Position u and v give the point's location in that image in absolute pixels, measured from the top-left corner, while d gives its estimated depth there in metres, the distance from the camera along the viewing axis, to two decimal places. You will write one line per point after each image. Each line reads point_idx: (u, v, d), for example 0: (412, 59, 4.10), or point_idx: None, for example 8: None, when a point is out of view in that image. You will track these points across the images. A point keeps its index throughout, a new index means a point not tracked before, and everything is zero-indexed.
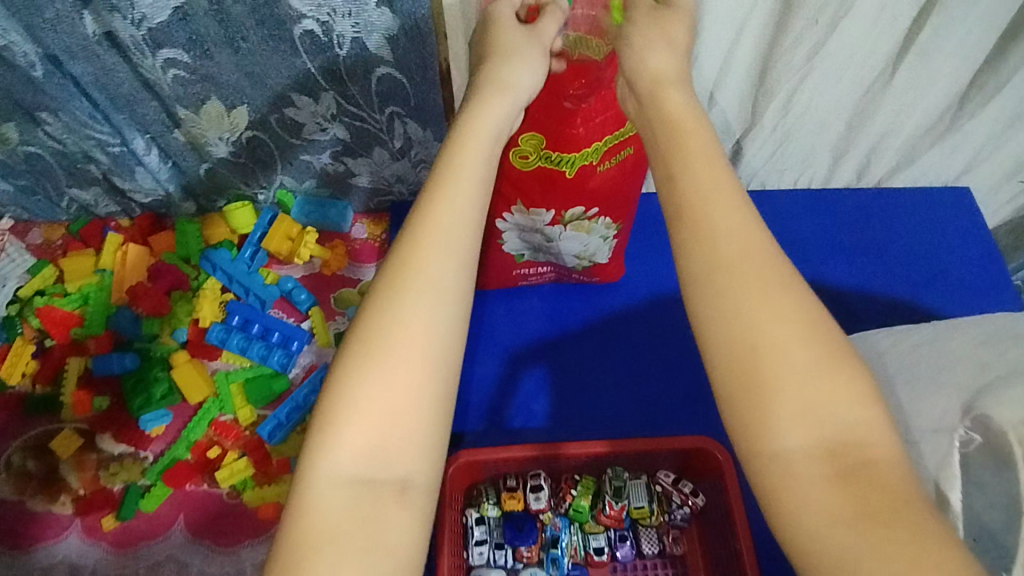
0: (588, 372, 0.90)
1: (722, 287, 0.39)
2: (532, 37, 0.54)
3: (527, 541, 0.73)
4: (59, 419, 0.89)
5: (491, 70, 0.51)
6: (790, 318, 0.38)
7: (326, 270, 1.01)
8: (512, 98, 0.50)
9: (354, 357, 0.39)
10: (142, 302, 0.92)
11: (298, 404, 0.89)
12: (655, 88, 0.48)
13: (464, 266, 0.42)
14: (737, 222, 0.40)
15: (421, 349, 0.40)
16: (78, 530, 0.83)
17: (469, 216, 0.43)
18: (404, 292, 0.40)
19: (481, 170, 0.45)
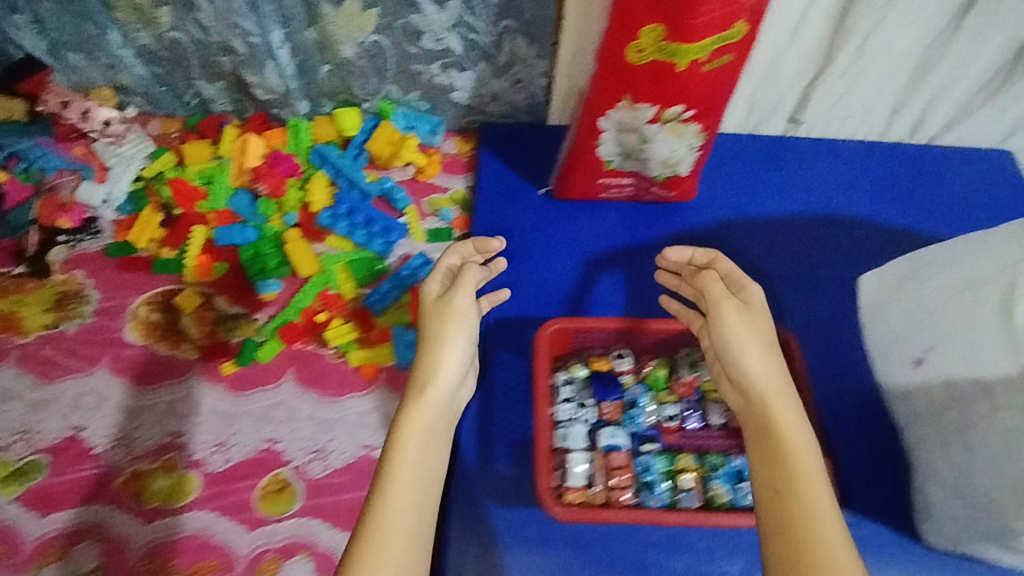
0: (659, 279, 0.99)
1: (791, 499, 0.55)
2: (451, 311, 0.72)
3: (610, 397, 0.83)
4: (181, 282, 0.99)
5: (425, 368, 0.67)
6: (823, 525, 0.53)
7: (420, 177, 1.11)
8: (438, 396, 0.66)
9: (365, 542, 0.55)
10: (261, 180, 1.03)
11: (398, 283, 0.99)
12: (761, 396, 0.63)
13: (422, 496, 0.59)
14: (797, 459, 0.58)
15: (402, 540, 0.56)
16: (198, 373, 0.93)
17: (426, 455, 0.62)
18: (389, 510, 0.57)
19: (433, 418, 0.64)
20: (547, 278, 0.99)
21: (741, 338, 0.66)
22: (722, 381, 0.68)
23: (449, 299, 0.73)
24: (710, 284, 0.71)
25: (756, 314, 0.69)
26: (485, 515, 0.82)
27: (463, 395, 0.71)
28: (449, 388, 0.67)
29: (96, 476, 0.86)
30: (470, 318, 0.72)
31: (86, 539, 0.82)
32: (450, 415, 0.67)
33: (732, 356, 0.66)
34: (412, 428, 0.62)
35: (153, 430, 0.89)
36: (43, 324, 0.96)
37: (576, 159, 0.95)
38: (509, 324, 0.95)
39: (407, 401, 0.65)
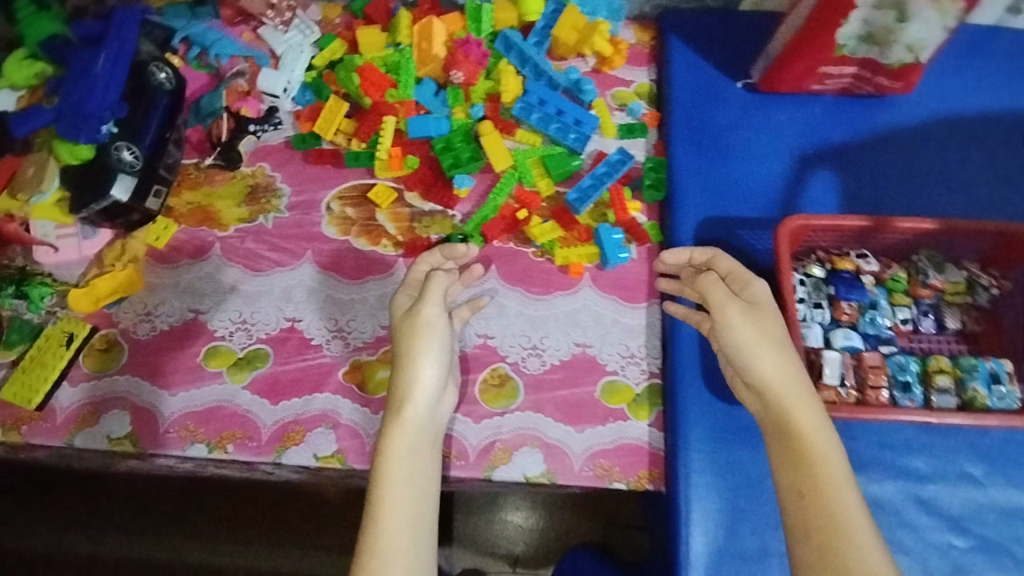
0: (876, 180, 0.93)
1: (813, 502, 0.63)
2: (415, 329, 0.78)
3: (851, 297, 0.79)
4: (373, 176, 0.96)
5: (399, 388, 0.76)
6: (851, 526, 0.61)
7: (605, 68, 1.03)
8: (419, 414, 0.74)
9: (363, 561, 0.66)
10: (457, 66, 0.96)
11: (597, 180, 0.93)
12: (778, 399, 0.68)
13: (415, 512, 0.69)
14: (809, 468, 0.65)
15: (404, 545, 0.67)
16: (404, 268, 0.92)
17: (413, 471, 0.71)
18: (382, 530, 0.67)
19: (414, 436, 0.73)
20: (754, 176, 0.93)
21: (748, 343, 0.70)
22: (739, 385, 0.74)
23: (416, 314, 0.78)
24: (713, 288, 0.75)
25: (749, 319, 0.72)
26: (716, 413, 0.82)
27: (448, 404, 0.79)
28: (426, 408, 0.75)
29: (319, 367, 0.86)
30: (438, 329, 0.78)
31: (320, 426, 0.83)
32: (433, 429, 0.75)
33: (747, 368, 0.71)
34: (392, 451, 0.71)
35: (368, 324, 0.89)
36: (238, 217, 0.95)
37: (798, 47, 0.89)
38: (719, 224, 0.91)
39: (389, 424, 0.74)
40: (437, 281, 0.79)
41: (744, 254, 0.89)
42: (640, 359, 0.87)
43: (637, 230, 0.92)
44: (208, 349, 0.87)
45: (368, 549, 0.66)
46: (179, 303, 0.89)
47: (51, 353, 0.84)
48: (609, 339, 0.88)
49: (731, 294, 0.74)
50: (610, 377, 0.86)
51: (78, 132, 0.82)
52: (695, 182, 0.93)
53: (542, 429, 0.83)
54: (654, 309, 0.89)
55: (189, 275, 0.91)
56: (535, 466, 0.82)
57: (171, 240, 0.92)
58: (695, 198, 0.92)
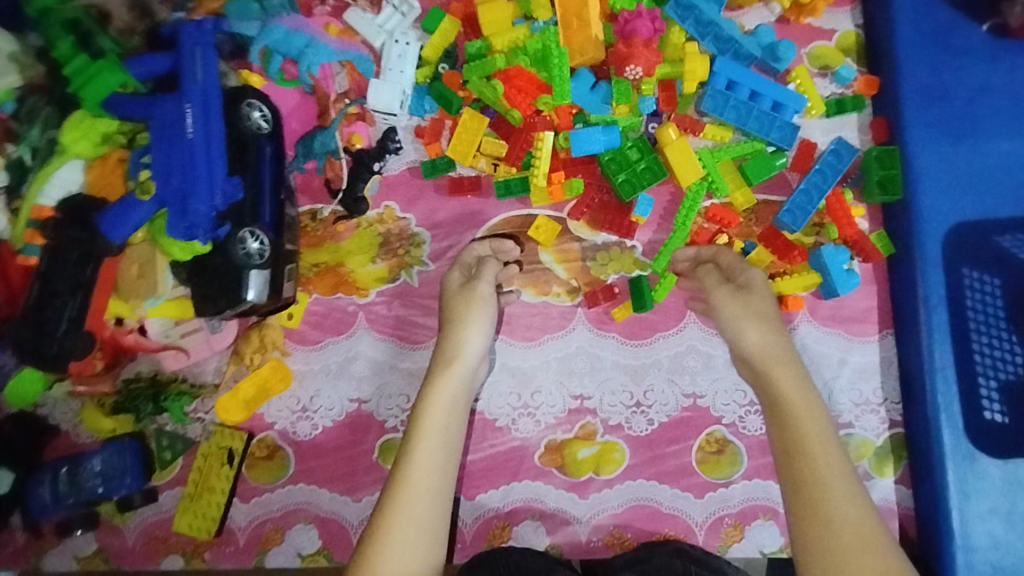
0: None
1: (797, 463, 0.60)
2: (480, 299, 0.71)
3: None
4: (528, 205, 0.79)
5: (447, 344, 0.69)
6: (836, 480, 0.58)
7: (797, 19, 0.80)
8: (466, 369, 0.68)
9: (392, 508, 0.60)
10: (635, 61, 0.73)
11: (813, 186, 0.76)
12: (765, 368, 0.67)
13: (445, 457, 0.63)
14: (799, 425, 0.62)
15: (431, 484, 0.61)
16: (585, 321, 0.77)
17: (447, 429, 0.65)
18: (413, 472, 0.61)
19: (456, 393, 0.67)
20: (1011, 160, 0.75)
21: (736, 317, 0.69)
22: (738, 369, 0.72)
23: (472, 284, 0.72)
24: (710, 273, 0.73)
25: (736, 298, 0.71)
26: (988, 475, 0.71)
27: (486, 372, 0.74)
28: (472, 366, 0.69)
29: (512, 451, 0.77)
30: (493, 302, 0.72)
31: (526, 518, 0.76)
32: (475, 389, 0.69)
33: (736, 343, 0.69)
34: (437, 399, 0.66)
35: (556, 395, 0.77)
36: (375, 277, 0.79)
37: None
38: (972, 231, 0.74)
39: (433, 378, 0.67)
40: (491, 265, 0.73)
41: (1002, 265, 0.74)
42: (878, 405, 0.75)
43: (866, 246, 0.75)
44: (383, 444, 0.76)
45: (393, 493, 0.60)
46: (335, 392, 0.77)
47: (215, 474, 0.75)
48: (840, 383, 0.76)
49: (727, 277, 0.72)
50: (844, 432, 0.75)
51: (194, 231, 0.65)
52: (937, 176, 0.75)
53: (775, 499, 0.74)
54: (888, 341, 0.76)
55: (339, 357, 0.78)
56: (772, 540, 0.74)
57: (307, 314, 0.78)
58: (938, 198, 0.75)
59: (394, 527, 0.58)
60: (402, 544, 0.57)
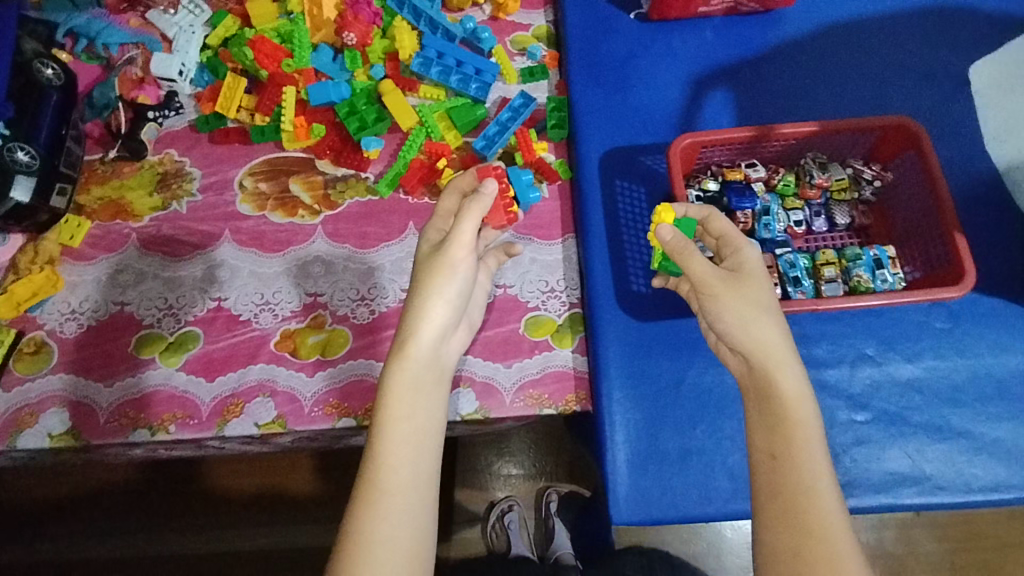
0: (766, 94, 0.97)
1: (784, 467, 0.58)
2: (451, 268, 0.67)
3: (746, 206, 0.84)
4: (282, 149, 0.97)
5: (406, 328, 0.66)
6: (821, 487, 0.56)
7: (501, 14, 1.05)
8: (424, 353, 0.65)
9: (367, 493, 0.59)
10: (349, 28, 0.96)
11: (503, 125, 0.96)
12: (766, 365, 0.62)
13: (418, 449, 0.62)
14: (800, 435, 0.58)
15: (406, 480, 0.60)
16: (323, 235, 0.94)
17: (415, 408, 0.63)
18: (382, 454, 0.61)
19: (417, 372, 0.64)
20: (651, 103, 0.97)
21: (745, 314, 0.63)
22: (720, 347, 0.68)
23: (446, 251, 0.67)
24: (692, 262, 0.65)
25: (757, 361, 0.62)
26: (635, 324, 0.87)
27: (456, 346, 0.71)
28: (433, 344, 0.66)
29: (250, 340, 0.89)
30: (461, 273, 0.68)
31: (257, 396, 0.86)
32: (438, 369, 0.67)
33: (734, 336, 0.64)
34: (395, 384, 0.63)
35: (293, 293, 0.91)
36: (152, 207, 0.95)
37: None
38: (622, 153, 0.95)
39: (391, 361, 0.66)
40: (472, 209, 0.67)
41: (646, 179, 0.94)
42: (560, 292, 0.91)
43: (545, 169, 0.95)
44: (139, 337, 0.88)
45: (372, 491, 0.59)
46: (103, 297, 0.90)
47: None
48: (529, 277, 0.91)
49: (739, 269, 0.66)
50: (532, 313, 0.90)
51: None
52: (596, 115, 0.97)
53: (471, 368, 0.87)
54: (569, 243, 0.93)
55: (108, 270, 0.92)
56: (469, 405, 0.85)
57: (87, 237, 0.93)
58: (596, 130, 0.96)
59: (384, 466, 0.61)
60: (389, 482, 0.60)
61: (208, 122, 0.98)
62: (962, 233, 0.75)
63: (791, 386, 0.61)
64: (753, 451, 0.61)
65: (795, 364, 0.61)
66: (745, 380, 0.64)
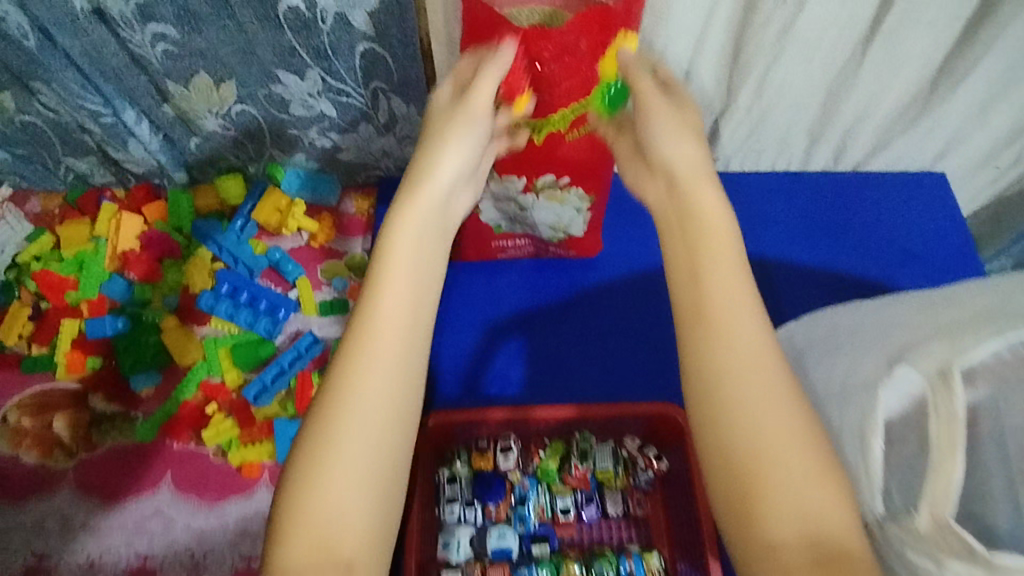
0: (561, 345, 0.92)
1: (713, 309, 0.46)
2: (473, 119, 0.59)
3: (495, 498, 0.76)
4: (55, 380, 0.93)
5: (422, 162, 0.57)
6: (742, 379, 0.44)
7: (314, 242, 1.04)
8: (435, 198, 0.55)
9: (332, 406, 0.45)
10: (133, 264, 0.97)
11: (283, 368, 0.93)
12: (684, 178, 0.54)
13: (421, 288, 0.51)
14: (719, 350, 0.45)
15: (385, 410, 0.46)
16: (70, 483, 0.87)
17: (413, 306, 0.50)
18: (366, 341, 0.47)
19: (425, 221, 0.53)
20: (442, 350, 0.92)
21: (662, 116, 0.57)
22: (635, 174, 0.60)
23: (465, 97, 0.59)
24: (639, 76, 0.62)
25: (694, 233, 0.50)
26: None
27: (464, 203, 0.62)
28: (447, 190, 0.57)
29: None
30: (481, 126, 0.59)
31: None
32: (446, 219, 0.57)
33: (659, 146, 0.57)
34: (400, 233, 0.52)
35: (21, 551, 0.83)
36: None
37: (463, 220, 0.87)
38: None
39: (398, 202, 0.54)
40: (506, 52, 0.60)
41: None
42: None
43: None
44: None
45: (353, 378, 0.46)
46: None
47: None
48: None
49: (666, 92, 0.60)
50: None
51: None
52: None
53: None
54: None
55: None
56: None
57: None
58: None
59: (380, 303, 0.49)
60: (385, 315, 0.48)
61: None
62: (717, 562, 0.68)
63: (716, 224, 0.51)
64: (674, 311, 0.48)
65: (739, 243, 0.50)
66: (660, 207, 0.55)
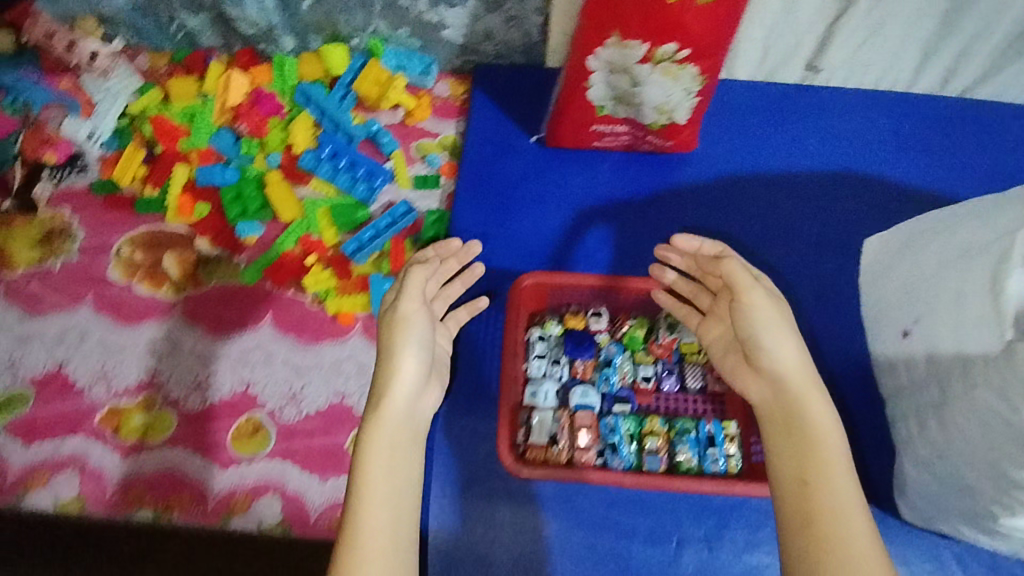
0: (649, 235, 0.95)
1: (819, 492, 0.54)
2: (413, 322, 0.70)
3: (584, 355, 0.81)
4: (164, 222, 0.99)
5: (379, 385, 0.65)
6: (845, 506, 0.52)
7: (409, 120, 1.07)
8: (398, 409, 0.64)
9: (345, 560, 0.55)
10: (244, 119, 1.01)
11: (378, 231, 0.96)
12: (795, 394, 0.60)
13: (394, 470, 0.60)
14: (789, 469, 0.56)
15: (390, 513, 0.58)
16: (178, 313, 0.94)
17: (396, 460, 0.61)
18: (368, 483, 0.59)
19: (393, 432, 0.62)
20: (533, 228, 0.96)
21: (766, 325, 0.63)
22: (739, 374, 0.66)
23: (396, 308, 0.70)
24: (728, 263, 0.68)
25: (793, 432, 0.58)
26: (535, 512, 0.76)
27: (431, 402, 0.70)
28: (408, 401, 0.65)
29: (78, 409, 0.88)
30: (419, 321, 0.70)
31: (65, 471, 0.84)
32: (415, 425, 0.65)
33: (764, 352, 0.63)
34: (373, 443, 0.61)
35: (134, 368, 0.90)
36: (29, 261, 0.97)
37: (568, 98, 0.88)
38: (492, 275, 0.92)
39: (366, 424, 0.63)
40: (416, 270, 0.73)
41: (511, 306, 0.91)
42: None
43: None
44: None
45: (351, 513, 0.57)
46: None
47: None
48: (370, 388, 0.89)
49: (754, 276, 0.67)
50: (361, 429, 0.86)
51: None
52: (470, 235, 0.95)
53: (286, 477, 0.84)
54: None
55: None
56: (273, 516, 0.82)
57: None
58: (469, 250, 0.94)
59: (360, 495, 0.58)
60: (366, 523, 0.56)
61: (100, 180, 1.01)
62: None
63: (818, 408, 0.59)
64: (776, 474, 0.57)
65: (827, 399, 0.59)
66: (766, 405, 0.61)
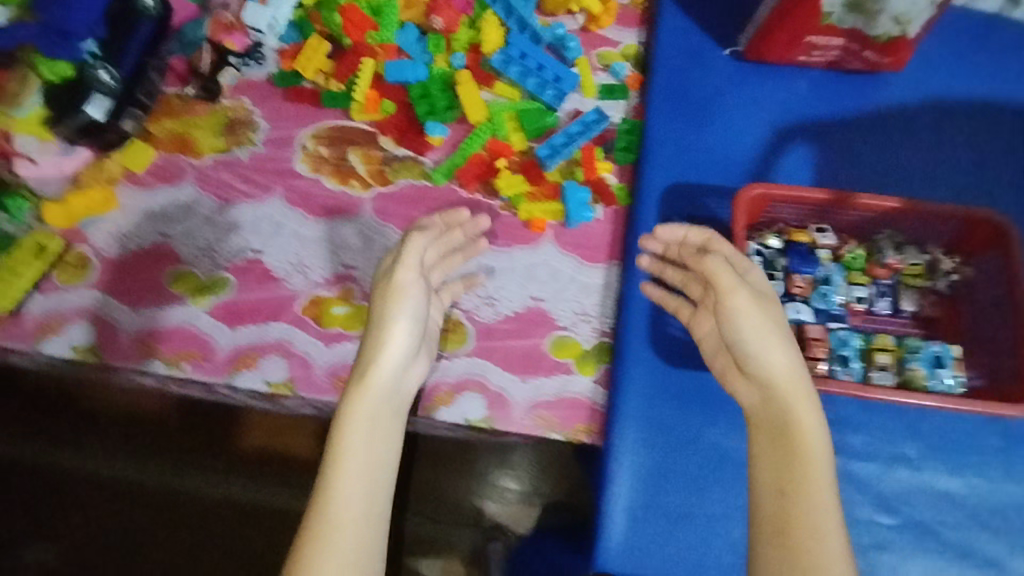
0: (851, 158, 0.92)
1: (797, 501, 0.61)
2: (406, 294, 0.73)
3: (805, 270, 0.80)
4: (349, 117, 0.97)
5: (366, 359, 0.70)
6: (825, 528, 0.59)
7: (593, 27, 1.03)
8: (384, 378, 0.69)
9: (316, 530, 0.61)
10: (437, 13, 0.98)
11: (569, 137, 0.94)
12: (781, 399, 0.65)
13: (371, 448, 0.66)
14: (771, 479, 0.63)
15: (364, 491, 0.64)
16: (369, 210, 0.93)
17: (375, 442, 0.67)
18: (344, 456, 0.65)
19: (377, 404, 0.68)
20: (729, 145, 0.94)
21: (757, 335, 0.66)
22: (729, 377, 0.71)
23: (391, 279, 0.73)
24: (725, 275, 0.69)
25: (776, 445, 0.64)
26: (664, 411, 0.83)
27: (418, 371, 0.75)
28: (393, 371, 0.70)
29: (279, 298, 0.89)
30: (415, 294, 0.73)
31: (272, 355, 0.86)
32: (399, 397, 0.71)
33: (751, 358, 0.67)
34: (354, 416, 0.67)
35: (330, 261, 0.91)
36: (215, 148, 0.96)
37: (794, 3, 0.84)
38: (685, 189, 0.92)
39: (350, 391, 0.69)
40: (415, 239, 0.74)
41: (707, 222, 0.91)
42: (592, 317, 0.89)
43: (604, 190, 0.94)
44: (173, 272, 0.90)
45: (323, 488, 0.64)
46: (150, 226, 0.92)
47: (25, 263, 0.88)
48: (564, 294, 0.90)
49: (739, 279, 0.68)
50: (560, 332, 0.88)
51: None
52: (664, 148, 0.93)
53: (488, 375, 0.86)
54: (612, 270, 0.91)
55: (163, 201, 0.93)
56: (477, 411, 0.84)
57: (149, 165, 0.95)
58: (662, 163, 0.93)
59: (339, 469, 0.64)
60: (336, 503, 0.62)
61: (281, 72, 0.99)
62: None
63: (809, 420, 0.64)
64: (759, 486, 0.64)
65: (813, 395, 0.65)
66: (755, 411, 0.67)
